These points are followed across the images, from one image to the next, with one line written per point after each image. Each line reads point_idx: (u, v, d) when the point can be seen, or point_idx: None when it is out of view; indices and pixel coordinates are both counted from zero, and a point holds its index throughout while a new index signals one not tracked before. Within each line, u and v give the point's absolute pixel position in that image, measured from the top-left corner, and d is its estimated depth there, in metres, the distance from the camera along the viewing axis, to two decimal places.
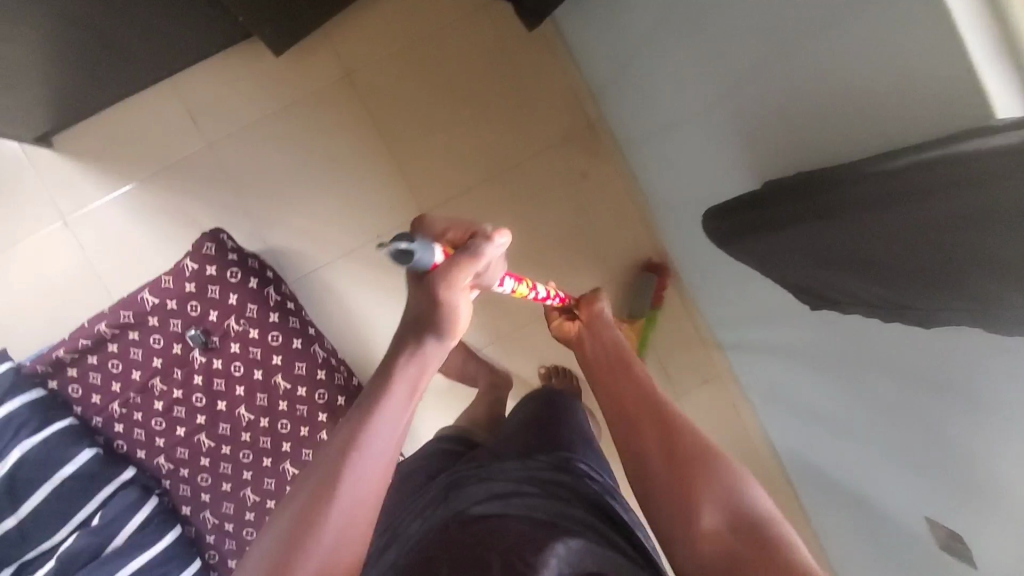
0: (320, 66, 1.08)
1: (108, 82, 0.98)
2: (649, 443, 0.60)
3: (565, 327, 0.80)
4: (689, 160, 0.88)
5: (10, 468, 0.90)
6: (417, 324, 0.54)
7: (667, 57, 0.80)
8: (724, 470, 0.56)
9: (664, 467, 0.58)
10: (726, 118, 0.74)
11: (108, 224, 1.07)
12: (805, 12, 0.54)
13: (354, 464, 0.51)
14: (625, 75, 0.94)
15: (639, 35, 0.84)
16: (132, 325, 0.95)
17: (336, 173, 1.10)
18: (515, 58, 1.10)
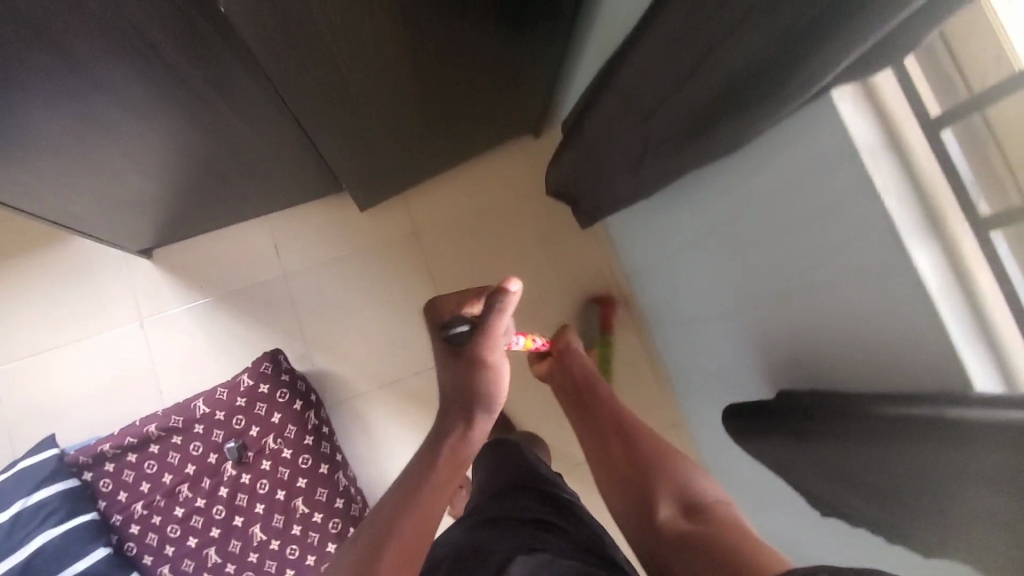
0: (393, 222, 1.25)
1: (216, 215, 1.15)
2: (619, 471, 0.74)
3: (542, 367, 0.99)
4: (708, 349, 0.98)
5: (29, 556, 0.94)
6: (466, 397, 0.67)
7: (692, 264, 0.94)
8: (668, 467, 0.71)
9: (616, 475, 0.74)
10: (743, 328, 0.85)
11: (178, 330, 1.19)
12: (810, 266, 0.66)
13: (414, 499, 0.60)
14: (654, 267, 1.08)
15: (670, 241, 0.99)
16: (178, 429, 1.02)
17: (389, 312, 1.23)
18: (562, 237, 1.27)
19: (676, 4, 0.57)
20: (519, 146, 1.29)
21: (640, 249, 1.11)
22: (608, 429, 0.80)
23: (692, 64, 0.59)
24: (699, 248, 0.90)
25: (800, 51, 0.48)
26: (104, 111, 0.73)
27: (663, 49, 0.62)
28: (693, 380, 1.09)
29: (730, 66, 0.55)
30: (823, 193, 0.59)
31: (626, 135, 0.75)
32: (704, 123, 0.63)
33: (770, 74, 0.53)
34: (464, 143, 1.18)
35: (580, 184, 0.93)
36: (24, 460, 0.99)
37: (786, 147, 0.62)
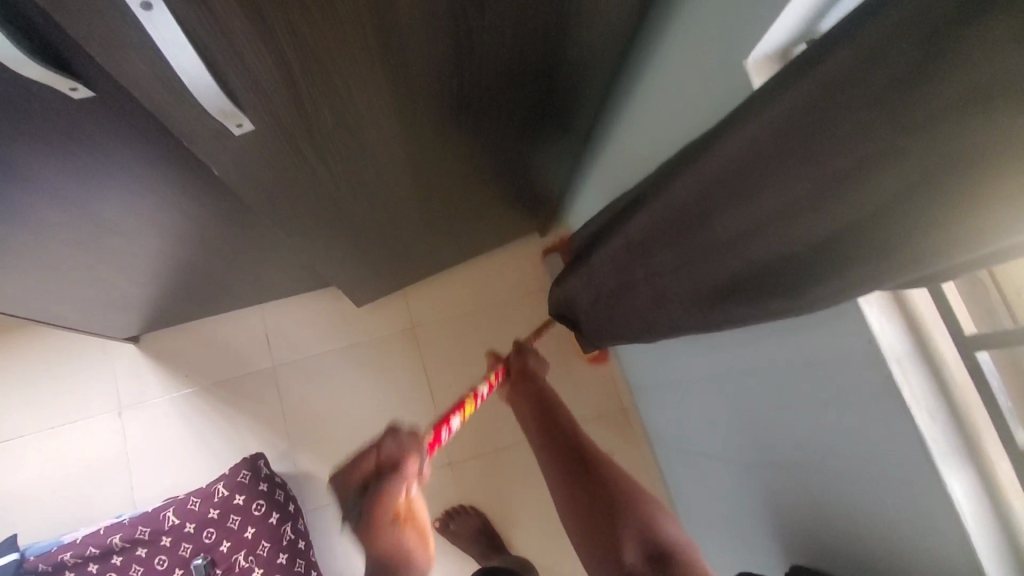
0: (390, 317, 1.22)
1: (208, 305, 1.11)
2: (580, 498, 0.61)
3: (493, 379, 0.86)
4: (710, 487, 0.94)
5: None
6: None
7: (695, 402, 0.90)
8: (642, 503, 0.59)
9: (570, 504, 0.61)
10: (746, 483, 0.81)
11: (157, 420, 1.13)
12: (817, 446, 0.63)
13: None
14: (656, 389, 1.05)
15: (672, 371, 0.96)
16: (144, 541, 0.95)
17: (379, 413, 1.18)
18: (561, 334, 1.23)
19: (699, 179, 0.56)
20: (524, 246, 1.27)
21: (641, 365, 1.08)
22: (564, 433, 0.69)
23: (711, 237, 0.57)
24: (703, 391, 0.86)
25: (822, 261, 0.46)
26: (90, 228, 0.69)
27: (681, 215, 0.60)
28: (694, 512, 1.04)
29: (750, 252, 0.53)
30: (837, 387, 0.56)
31: (630, 283, 0.72)
32: (713, 296, 0.60)
33: (788, 271, 0.50)
34: (467, 244, 1.16)
35: (578, 312, 0.89)
36: None
37: (801, 331, 0.59)
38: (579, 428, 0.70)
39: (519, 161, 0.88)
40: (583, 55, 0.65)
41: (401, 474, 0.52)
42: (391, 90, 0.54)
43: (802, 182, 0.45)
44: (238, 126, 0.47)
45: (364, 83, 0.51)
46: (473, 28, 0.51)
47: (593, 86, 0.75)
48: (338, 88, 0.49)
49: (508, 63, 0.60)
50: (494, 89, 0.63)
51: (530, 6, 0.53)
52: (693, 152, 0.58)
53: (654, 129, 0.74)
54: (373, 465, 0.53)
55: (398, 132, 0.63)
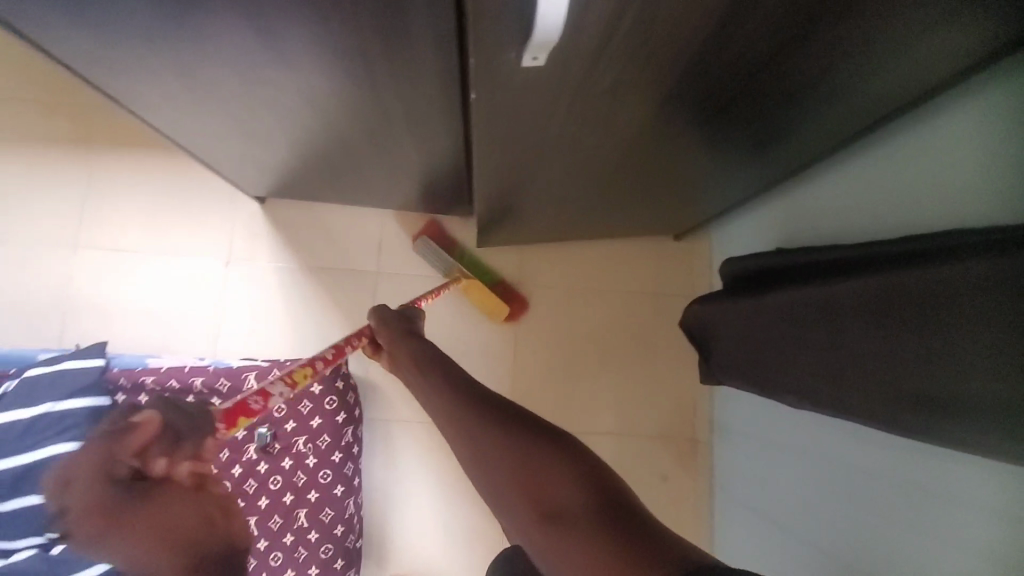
0: (501, 266, 1.19)
1: (340, 196, 1.11)
2: (483, 457, 0.51)
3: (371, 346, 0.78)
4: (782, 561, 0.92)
5: (29, 463, 0.88)
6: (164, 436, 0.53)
7: (803, 479, 0.88)
8: (562, 448, 0.50)
9: (478, 463, 0.52)
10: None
11: (255, 283, 1.15)
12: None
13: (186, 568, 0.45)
14: (759, 445, 1.00)
15: (786, 440, 0.92)
16: (220, 393, 0.99)
17: (459, 353, 1.17)
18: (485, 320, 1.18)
19: (917, 283, 0.52)
20: (654, 245, 1.23)
21: (750, 416, 1.03)
22: (447, 380, 0.59)
23: (911, 341, 0.54)
24: (829, 476, 0.81)
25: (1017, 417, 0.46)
26: (291, 94, 0.68)
27: (881, 307, 0.56)
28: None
29: (919, 381, 0.54)
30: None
31: (789, 343, 0.69)
32: (893, 403, 0.58)
33: (982, 412, 0.49)
34: (606, 225, 1.11)
35: (708, 341, 0.86)
36: (69, 361, 0.96)
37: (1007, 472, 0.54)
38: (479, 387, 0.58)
39: (718, 166, 0.83)
40: (863, 90, 0.60)
41: (152, 466, 0.43)
42: (688, 68, 0.51)
43: (995, 339, 0.47)
44: (530, 60, 0.45)
45: (667, 50, 0.48)
46: (799, 31, 0.48)
47: (846, 126, 0.69)
48: (648, 51, 0.47)
49: (793, 78, 0.55)
50: (753, 98, 0.59)
51: (861, 44, 0.50)
52: (926, 251, 0.54)
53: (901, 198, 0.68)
54: (130, 462, 0.43)
55: (651, 113, 0.60)
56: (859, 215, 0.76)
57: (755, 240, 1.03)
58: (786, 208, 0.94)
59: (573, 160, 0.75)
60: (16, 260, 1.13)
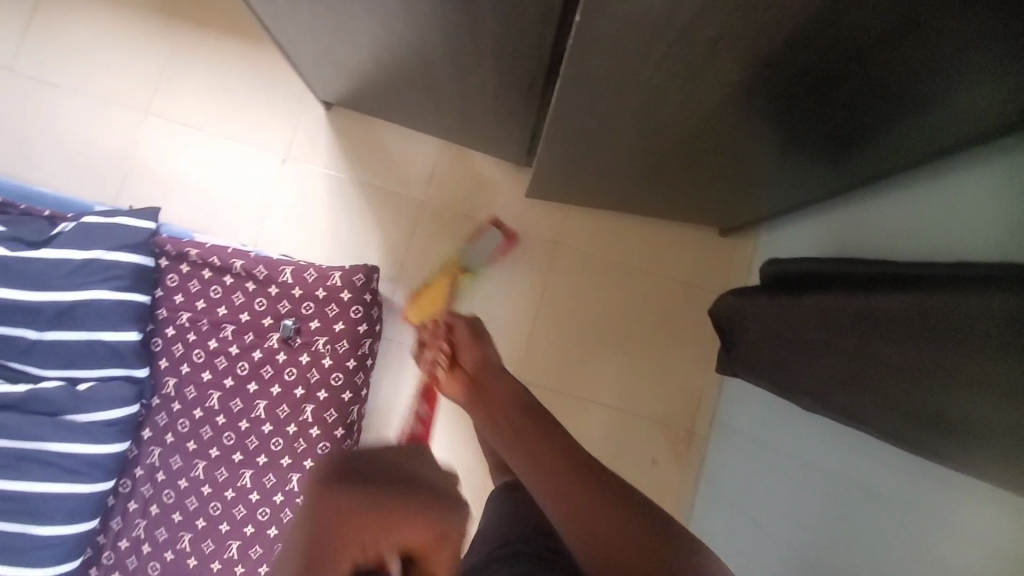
0: (543, 221, 1.20)
1: (405, 116, 1.12)
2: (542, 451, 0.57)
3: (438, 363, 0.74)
4: (757, 558, 0.93)
5: (75, 302, 0.95)
6: None
7: (797, 483, 0.89)
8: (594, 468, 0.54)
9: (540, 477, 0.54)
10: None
11: (305, 185, 1.18)
12: None
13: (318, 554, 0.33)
14: (759, 447, 1.01)
15: (787, 444, 0.93)
16: (255, 279, 1.04)
17: (486, 297, 1.19)
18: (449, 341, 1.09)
19: (958, 306, 0.51)
20: (700, 235, 1.22)
21: (755, 419, 1.04)
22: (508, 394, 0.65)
23: (939, 359, 0.54)
24: (825, 490, 0.82)
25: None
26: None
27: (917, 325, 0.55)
28: None
29: (945, 400, 0.53)
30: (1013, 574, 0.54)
31: (820, 347, 0.69)
32: (915, 420, 0.58)
33: (1007, 437, 0.48)
34: (659, 204, 1.11)
35: (737, 334, 0.86)
36: (122, 218, 0.99)
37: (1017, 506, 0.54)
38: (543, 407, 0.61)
39: (789, 162, 0.82)
40: (958, 104, 0.58)
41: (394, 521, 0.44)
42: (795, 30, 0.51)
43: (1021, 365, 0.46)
44: None
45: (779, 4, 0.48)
46: (921, 11, 0.48)
47: (927, 145, 0.68)
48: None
49: (892, 70, 0.55)
50: (850, 85, 0.59)
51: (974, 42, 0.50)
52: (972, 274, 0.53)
53: (972, 226, 0.67)
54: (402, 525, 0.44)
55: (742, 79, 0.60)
56: (920, 236, 0.74)
57: (803, 248, 1.02)
58: (844, 223, 0.92)
59: (648, 124, 0.75)
60: (88, 113, 1.17)
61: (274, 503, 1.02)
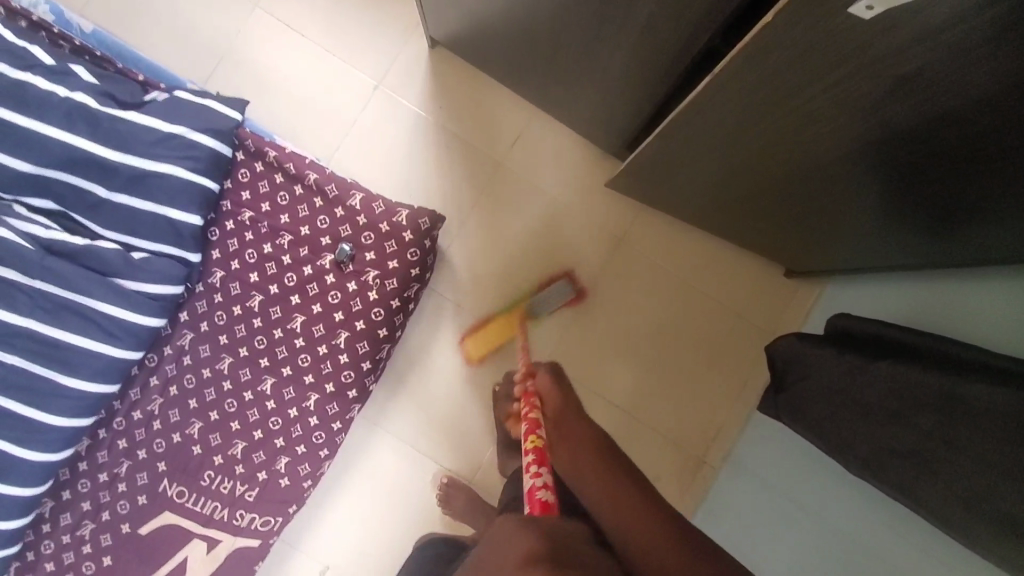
0: (614, 214, 1.18)
1: (508, 75, 1.10)
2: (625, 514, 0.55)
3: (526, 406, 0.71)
4: None
5: (150, 171, 0.95)
6: None
7: (813, 541, 0.87)
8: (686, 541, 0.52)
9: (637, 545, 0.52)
10: None
11: (392, 117, 1.17)
12: None
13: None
14: (772, 493, 1.00)
15: (808, 500, 0.92)
16: (324, 197, 1.04)
17: (540, 276, 1.17)
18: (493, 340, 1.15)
19: None
20: (766, 269, 1.19)
21: (775, 463, 1.03)
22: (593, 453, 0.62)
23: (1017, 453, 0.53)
24: (843, 555, 0.81)
25: None
26: None
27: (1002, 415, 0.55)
28: None
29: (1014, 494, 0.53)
30: None
31: (881, 412, 0.68)
32: (970, 504, 0.56)
33: None
34: (736, 229, 1.08)
35: (791, 377, 0.84)
36: (213, 101, 0.99)
37: None
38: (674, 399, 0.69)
39: (896, 221, 0.79)
40: None
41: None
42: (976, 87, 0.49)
43: None
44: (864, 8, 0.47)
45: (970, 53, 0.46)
46: None
47: None
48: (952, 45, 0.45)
49: None
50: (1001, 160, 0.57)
51: None
52: None
53: None
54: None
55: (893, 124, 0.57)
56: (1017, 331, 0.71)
57: (873, 311, 0.99)
58: (927, 297, 0.89)
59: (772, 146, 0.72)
60: None
61: (288, 415, 1.04)
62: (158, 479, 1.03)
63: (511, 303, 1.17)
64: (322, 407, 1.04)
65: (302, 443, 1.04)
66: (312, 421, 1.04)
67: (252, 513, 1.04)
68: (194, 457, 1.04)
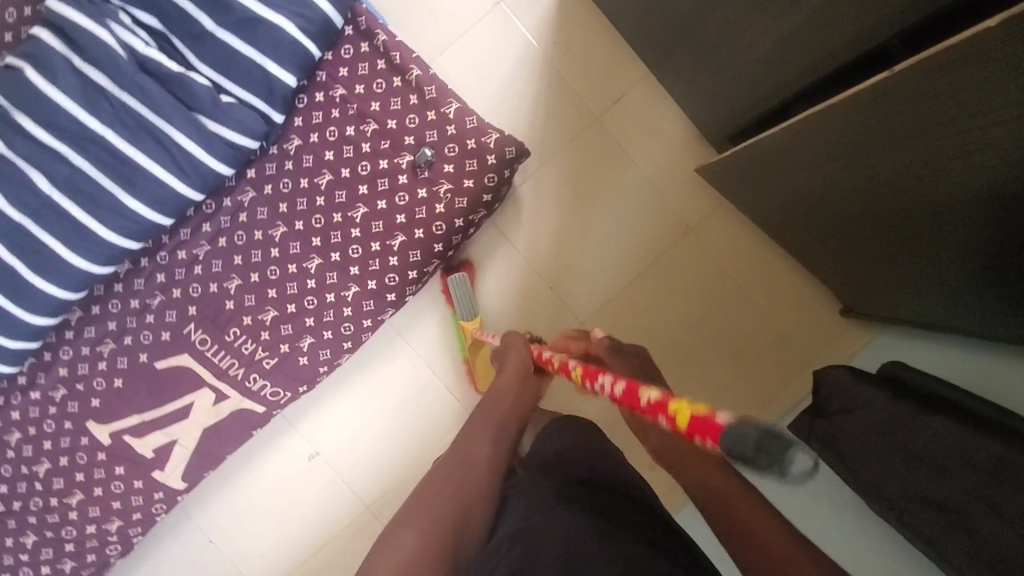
0: (693, 203, 1.15)
1: (635, 29, 1.06)
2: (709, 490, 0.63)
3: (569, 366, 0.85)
4: None
5: (261, 17, 0.93)
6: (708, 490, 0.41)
7: None
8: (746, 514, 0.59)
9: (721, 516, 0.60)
10: None
11: (507, 37, 1.12)
12: None
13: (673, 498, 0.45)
14: None
15: None
16: (420, 98, 1.02)
17: (602, 242, 1.15)
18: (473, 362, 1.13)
19: None
20: (822, 301, 1.17)
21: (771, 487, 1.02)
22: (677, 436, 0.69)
23: None
24: None
25: None
26: None
27: None
28: None
29: None
30: None
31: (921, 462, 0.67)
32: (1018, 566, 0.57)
33: None
34: (811, 252, 1.05)
35: (832, 408, 0.83)
36: None
37: None
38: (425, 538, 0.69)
39: (985, 294, 0.77)
40: None
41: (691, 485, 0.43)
42: None
43: None
44: None
45: None
46: None
47: None
48: None
49: None
50: None
51: None
52: None
53: None
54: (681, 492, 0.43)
55: None
56: None
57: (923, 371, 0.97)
58: (981, 376, 0.87)
59: (905, 180, 0.69)
60: None
61: (324, 299, 1.05)
62: (185, 321, 1.04)
63: (565, 259, 1.15)
64: (359, 301, 1.05)
65: (330, 329, 1.05)
66: (345, 311, 1.05)
67: (264, 380, 1.06)
68: (225, 312, 1.05)
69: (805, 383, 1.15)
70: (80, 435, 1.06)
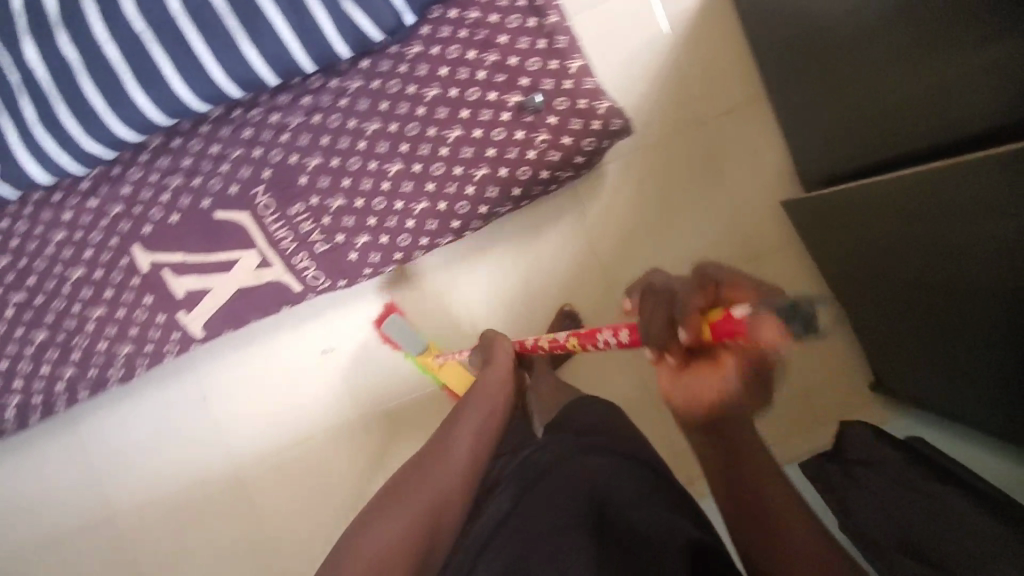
0: (765, 233, 1.16)
1: (772, 50, 1.06)
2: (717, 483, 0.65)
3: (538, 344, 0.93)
4: None
5: None
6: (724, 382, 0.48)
7: None
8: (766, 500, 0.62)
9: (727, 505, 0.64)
10: None
11: (645, 17, 1.13)
12: None
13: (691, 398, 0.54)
14: None
15: None
16: (547, 46, 1.03)
17: (666, 242, 1.16)
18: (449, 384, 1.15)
19: None
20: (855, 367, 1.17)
21: None
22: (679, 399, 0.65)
23: None
24: None
25: None
26: None
27: None
28: None
29: None
30: None
31: None
32: None
33: None
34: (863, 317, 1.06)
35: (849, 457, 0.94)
36: None
37: None
38: (413, 516, 0.68)
39: None
40: None
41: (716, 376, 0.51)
42: None
43: None
44: None
45: None
46: None
47: None
48: None
49: None
50: None
51: None
52: None
53: None
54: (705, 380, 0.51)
55: None
56: None
57: None
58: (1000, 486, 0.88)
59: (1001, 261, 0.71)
60: None
61: (392, 205, 1.07)
62: (256, 182, 1.06)
63: (626, 247, 1.16)
64: (424, 217, 1.08)
65: (389, 235, 1.08)
66: (409, 223, 1.08)
67: (310, 262, 1.10)
68: (296, 186, 1.06)
69: (811, 437, 1.17)
70: (122, 254, 1.07)
